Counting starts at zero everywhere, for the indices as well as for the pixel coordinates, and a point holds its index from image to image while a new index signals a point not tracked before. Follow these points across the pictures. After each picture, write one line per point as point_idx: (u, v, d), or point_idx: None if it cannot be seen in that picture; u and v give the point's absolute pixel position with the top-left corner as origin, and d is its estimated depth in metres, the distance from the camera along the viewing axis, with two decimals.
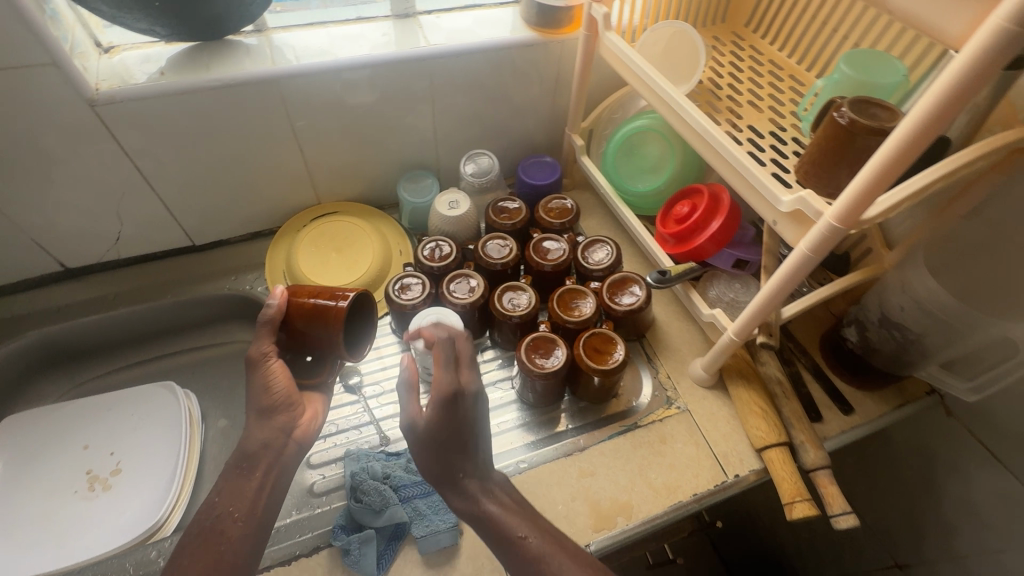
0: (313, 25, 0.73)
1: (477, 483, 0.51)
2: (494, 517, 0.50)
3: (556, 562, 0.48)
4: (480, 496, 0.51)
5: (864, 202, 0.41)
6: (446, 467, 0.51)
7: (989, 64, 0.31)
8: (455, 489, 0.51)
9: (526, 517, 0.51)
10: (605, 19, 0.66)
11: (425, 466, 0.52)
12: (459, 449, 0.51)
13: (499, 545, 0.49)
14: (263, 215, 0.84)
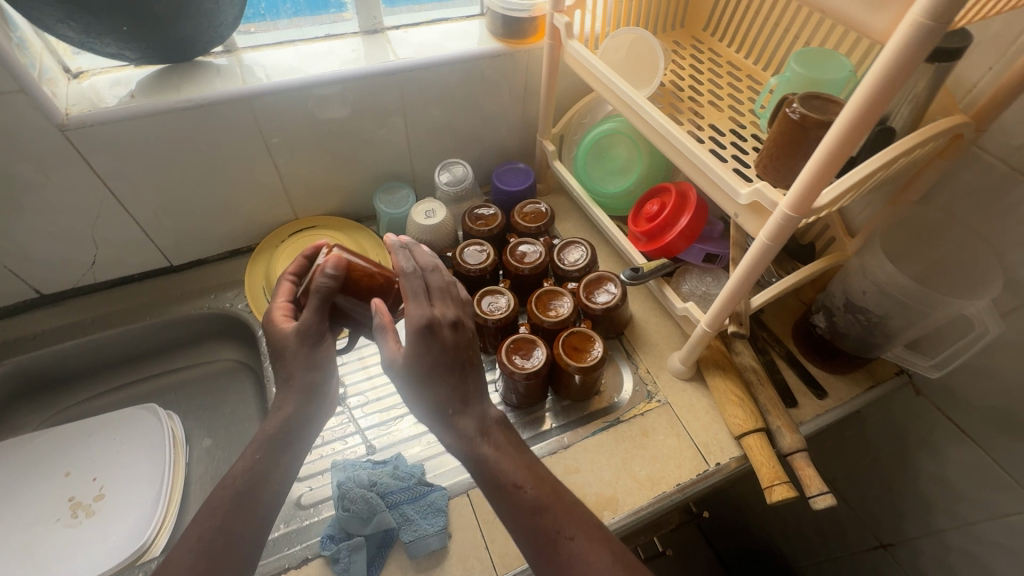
0: (282, 44, 0.75)
1: (469, 423, 0.50)
2: (488, 458, 0.50)
3: (554, 513, 0.48)
4: (471, 431, 0.50)
5: (814, 191, 0.43)
6: (430, 399, 0.50)
7: (911, 58, 0.34)
8: (446, 425, 0.50)
9: (522, 462, 0.50)
10: (567, 28, 0.69)
11: (410, 400, 0.51)
12: (442, 379, 0.50)
13: (493, 487, 0.49)
14: (240, 233, 0.85)
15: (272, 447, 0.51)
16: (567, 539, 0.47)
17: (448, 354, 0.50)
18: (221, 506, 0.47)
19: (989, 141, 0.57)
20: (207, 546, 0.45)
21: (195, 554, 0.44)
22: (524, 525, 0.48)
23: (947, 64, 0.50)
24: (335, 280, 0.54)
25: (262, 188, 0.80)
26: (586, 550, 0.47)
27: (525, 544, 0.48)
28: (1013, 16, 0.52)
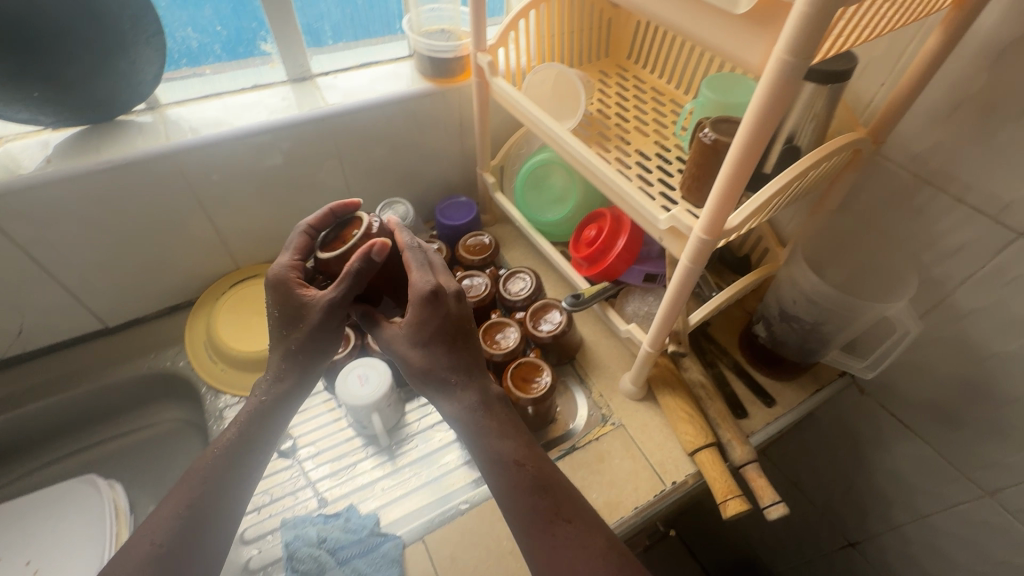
0: (207, 97, 0.74)
1: (471, 395, 0.52)
2: (485, 430, 0.52)
3: (550, 493, 0.50)
4: (470, 405, 0.52)
5: (723, 211, 0.45)
6: (435, 368, 0.51)
7: (782, 92, 0.35)
8: (449, 394, 0.52)
9: (522, 444, 0.52)
10: (491, 67, 0.70)
11: (412, 366, 0.52)
12: (446, 348, 0.52)
13: (492, 461, 0.51)
14: (179, 288, 0.83)
15: (263, 414, 0.54)
16: (560, 521, 0.49)
17: (452, 328, 0.52)
18: (209, 468, 0.51)
19: (891, 150, 0.61)
20: (192, 505, 0.49)
21: (180, 516, 0.48)
22: (520, 500, 0.49)
23: (839, 85, 0.53)
24: (375, 266, 0.49)
25: (198, 241, 0.79)
26: (577, 534, 0.48)
27: (518, 521, 0.49)
28: (895, 36, 0.55)
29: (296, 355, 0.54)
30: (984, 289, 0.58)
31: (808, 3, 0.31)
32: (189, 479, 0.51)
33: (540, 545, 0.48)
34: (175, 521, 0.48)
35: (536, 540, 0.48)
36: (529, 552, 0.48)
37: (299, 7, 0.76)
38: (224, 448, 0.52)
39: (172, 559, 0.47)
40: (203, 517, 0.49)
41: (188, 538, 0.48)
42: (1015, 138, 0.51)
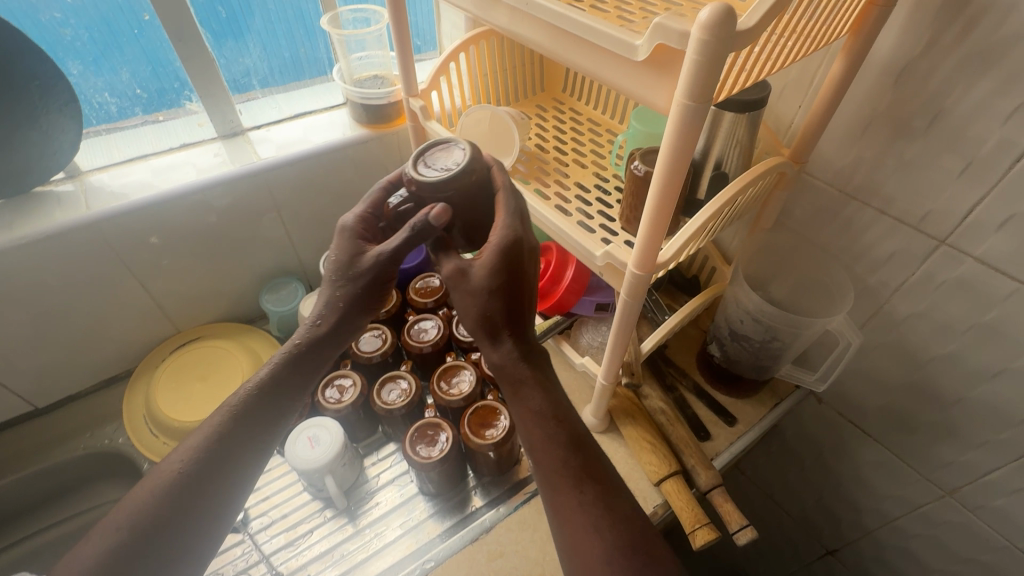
0: (132, 160, 0.72)
1: (518, 347, 0.47)
2: (523, 384, 0.47)
3: (584, 451, 0.46)
4: (511, 355, 0.47)
5: (653, 246, 0.46)
6: (493, 317, 0.47)
7: (689, 134, 0.36)
8: (495, 339, 0.48)
9: (559, 403, 0.47)
10: (423, 111, 0.71)
11: (470, 309, 0.47)
12: (510, 299, 0.47)
13: (529, 412, 0.47)
14: (115, 358, 0.79)
15: (299, 363, 0.51)
16: (588, 481, 0.45)
17: (524, 284, 0.47)
18: (234, 416, 0.48)
19: (815, 168, 0.63)
20: (207, 452, 0.46)
21: (194, 464, 0.46)
22: (551, 455, 0.45)
23: (756, 112, 0.54)
24: (428, 233, 0.47)
25: (130, 309, 0.75)
26: (603, 497, 0.44)
27: (544, 473, 0.46)
28: (805, 62, 0.58)
29: (340, 300, 0.51)
30: (916, 295, 0.60)
31: (697, 52, 0.32)
32: (209, 425, 0.48)
33: (562, 500, 0.44)
34: (187, 468, 0.45)
35: (559, 495, 0.44)
36: (549, 504, 0.45)
37: (223, 65, 0.74)
38: (256, 395, 0.49)
39: (179, 512, 0.44)
40: (221, 467, 0.46)
41: (200, 491, 0.45)
42: (925, 151, 0.53)
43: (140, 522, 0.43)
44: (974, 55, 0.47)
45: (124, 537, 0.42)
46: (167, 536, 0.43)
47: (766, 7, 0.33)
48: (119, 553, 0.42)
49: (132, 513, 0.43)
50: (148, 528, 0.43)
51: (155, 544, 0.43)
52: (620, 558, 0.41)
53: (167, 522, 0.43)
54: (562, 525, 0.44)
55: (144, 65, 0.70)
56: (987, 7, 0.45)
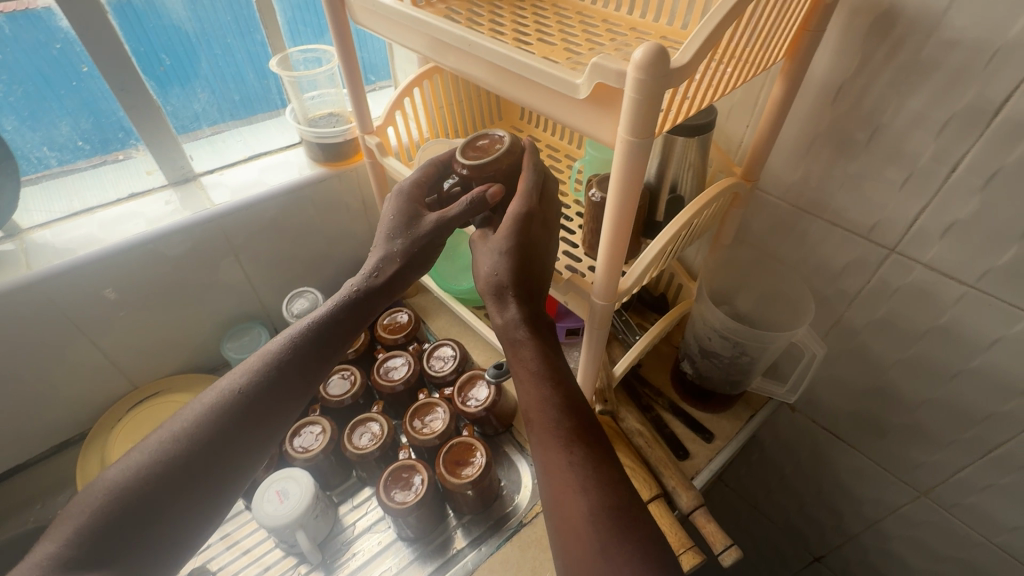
0: (75, 214, 0.69)
1: (521, 313, 0.49)
2: (521, 347, 0.49)
3: (580, 415, 0.46)
4: (515, 320, 0.49)
5: (612, 278, 0.46)
6: (504, 283, 0.49)
7: (636, 168, 0.37)
8: (503, 301, 0.50)
9: (557, 368, 0.48)
10: (380, 147, 0.70)
11: (489, 271, 0.50)
12: (529, 266, 0.50)
13: (528, 372, 0.48)
14: (66, 422, 0.75)
15: (353, 309, 0.53)
16: (580, 443, 0.44)
17: (543, 254, 0.51)
18: (288, 356, 0.50)
19: (767, 185, 0.64)
20: (257, 385, 0.48)
21: (241, 397, 0.47)
22: (544, 413, 0.46)
23: (705, 136, 0.56)
24: (484, 209, 0.51)
25: (80, 370, 0.71)
26: (593, 461, 0.43)
27: (538, 432, 0.46)
28: (748, 85, 0.59)
29: (397, 256, 0.53)
30: (874, 302, 0.61)
31: (635, 92, 0.32)
32: (255, 361, 0.50)
33: (552, 458, 0.44)
34: (236, 400, 0.47)
35: (550, 454, 0.44)
36: (540, 465, 0.45)
37: (170, 112, 0.73)
38: (307, 336, 0.51)
39: (223, 443, 0.46)
40: (273, 402, 0.48)
41: (248, 425, 0.47)
42: (868, 165, 0.55)
43: (184, 447, 0.45)
44: (904, 75, 0.49)
45: (169, 461, 0.44)
46: (210, 463, 0.45)
47: (698, 44, 0.34)
48: (159, 476, 0.43)
49: (175, 437, 0.45)
50: (191, 453, 0.44)
51: (198, 472, 0.44)
52: (605, 518, 0.40)
53: (212, 450, 0.45)
54: (550, 485, 0.43)
55: (85, 117, 0.68)
56: (911, 28, 0.47)
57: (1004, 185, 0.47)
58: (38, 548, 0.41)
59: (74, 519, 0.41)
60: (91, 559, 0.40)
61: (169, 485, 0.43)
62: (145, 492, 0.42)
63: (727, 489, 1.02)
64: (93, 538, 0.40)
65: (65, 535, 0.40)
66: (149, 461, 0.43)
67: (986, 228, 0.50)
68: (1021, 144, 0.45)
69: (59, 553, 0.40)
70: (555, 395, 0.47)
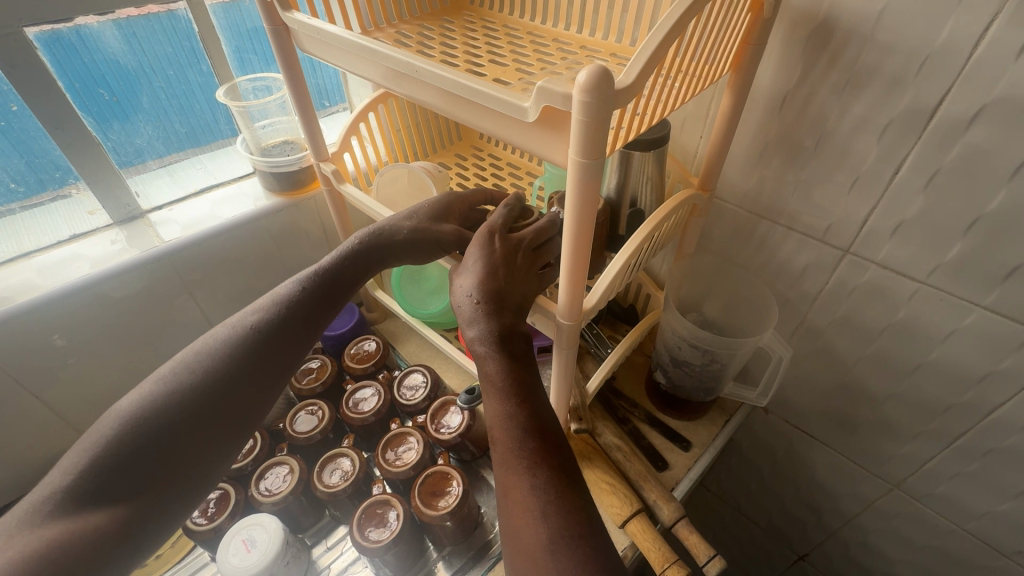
0: (14, 260, 0.66)
1: (488, 329, 0.48)
2: (487, 362, 0.48)
3: (547, 439, 0.44)
4: (483, 335, 0.48)
5: (575, 297, 0.46)
6: (474, 295, 0.48)
7: (590, 187, 0.36)
8: (476, 317, 0.48)
9: (522, 386, 0.47)
10: (336, 174, 0.68)
11: (466, 286, 0.49)
12: (507, 274, 0.50)
13: (494, 389, 0.47)
14: (8, 483, 0.69)
15: (359, 258, 0.56)
16: (544, 466, 0.43)
17: (523, 275, 0.51)
18: (299, 296, 0.53)
19: (724, 194, 0.65)
20: (268, 322, 0.51)
21: (253, 333, 0.50)
22: (507, 433, 0.44)
23: (660, 149, 0.56)
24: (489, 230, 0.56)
25: (20, 425, 0.66)
26: (556, 485, 0.41)
27: (501, 453, 0.44)
28: (698, 97, 0.60)
29: (405, 224, 0.57)
30: (835, 302, 0.63)
31: (582, 113, 0.32)
32: (268, 300, 0.52)
33: (514, 482, 0.42)
34: (248, 337, 0.49)
35: (511, 478, 0.42)
36: (502, 487, 0.43)
37: (112, 147, 0.70)
38: (317, 280, 0.54)
39: (231, 380, 0.47)
40: (282, 341, 0.50)
41: (262, 364, 0.49)
42: (818, 170, 0.56)
43: (198, 378, 0.46)
44: (845, 81, 0.50)
45: (184, 391, 0.45)
46: (224, 397, 0.46)
47: (642, 62, 0.34)
48: (176, 408, 0.44)
49: (189, 368, 0.46)
50: (205, 386, 0.46)
51: (213, 403, 0.46)
52: (564, 547, 0.38)
53: (226, 384, 0.47)
54: (510, 508, 0.41)
55: (16, 157, 0.64)
56: (847, 38, 0.48)
57: (945, 184, 0.49)
58: (48, 479, 0.41)
59: (86, 449, 0.41)
60: (102, 492, 0.40)
61: (184, 417, 0.44)
62: (162, 423, 0.43)
63: (709, 494, 1.03)
64: (110, 467, 0.41)
65: (77, 466, 0.41)
66: (162, 391, 0.45)
67: (932, 225, 0.51)
68: (956, 144, 0.47)
69: (72, 484, 0.40)
70: (520, 414, 0.46)
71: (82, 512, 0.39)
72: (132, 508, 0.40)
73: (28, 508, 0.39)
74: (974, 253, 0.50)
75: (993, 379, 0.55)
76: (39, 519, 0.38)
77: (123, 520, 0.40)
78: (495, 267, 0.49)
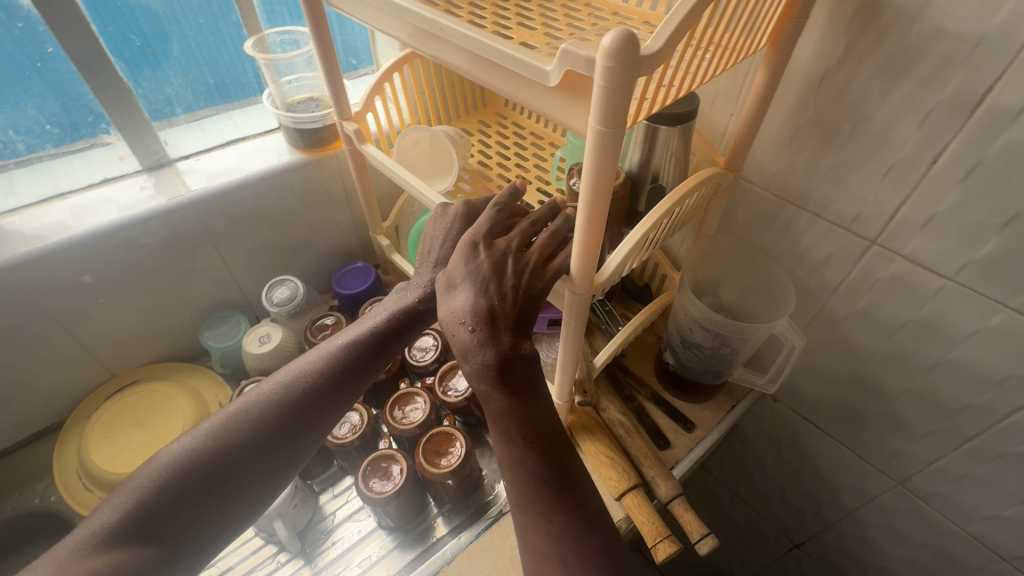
0: (48, 200, 0.68)
1: (488, 360, 0.47)
2: (491, 397, 0.47)
3: (561, 478, 0.46)
4: (484, 368, 0.47)
5: (588, 266, 0.46)
6: (469, 322, 0.47)
7: (610, 155, 0.36)
8: (474, 342, 0.47)
9: (529, 420, 0.47)
10: (358, 134, 0.68)
11: (470, 305, 0.48)
12: (500, 286, 0.48)
13: (499, 428, 0.47)
14: (44, 410, 0.74)
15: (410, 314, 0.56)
16: (559, 509, 0.45)
17: (522, 277, 0.49)
18: (345, 354, 0.54)
19: (751, 175, 0.63)
20: (315, 382, 0.52)
21: (300, 393, 0.51)
22: (519, 478, 0.46)
23: (687, 124, 0.55)
24: (507, 209, 0.54)
25: (54, 360, 0.70)
26: (572, 530, 0.44)
27: (515, 496, 0.47)
28: (732, 72, 0.58)
29: None
30: (855, 294, 0.61)
31: (605, 80, 0.32)
32: (316, 358, 0.53)
33: (529, 524, 0.45)
34: (295, 398, 0.51)
35: (528, 524, 0.45)
36: (520, 530, 0.46)
37: (143, 94, 0.71)
38: (366, 337, 0.55)
39: (275, 436, 0.49)
40: (330, 402, 0.52)
41: (304, 423, 0.51)
42: (851, 155, 0.54)
43: (245, 437, 0.48)
44: (888, 64, 0.48)
45: (232, 450, 0.47)
46: (272, 451, 0.49)
47: (671, 28, 0.33)
48: (219, 462, 0.46)
49: (237, 426, 0.48)
50: (251, 443, 0.48)
51: (266, 457, 0.48)
52: None
53: (272, 439, 0.49)
54: (530, 553, 0.45)
55: (52, 100, 0.67)
56: (897, 17, 0.45)
57: (985, 177, 0.47)
58: (95, 515, 0.42)
59: (134, 491, 0.43)
60: (139, 532, 0.42)
61: (228, 475, 0.46)
62: (205, 473, 0.45)
63: (710, 476, 1.04)
64: (152, 512, 0.43)
65: (124, 507, 0.42)
66: (208, 444, 0.46)
67: (966, 220, 0.49)
68: (1000, 137, 0.44)
69: (117, 524, 0.42)
70: (530, 451, 0.47)
71: (125, 546, 0.41)
72: (165, 548, 0.42)
73: (78, 541, 0.41)
74: (1008, 252, 0.48)
75: (1013, 384, 0.53)
76: (86, 552, 0.40)
77: (158, 560, 0.41)
78: (485, 280, 0.48)
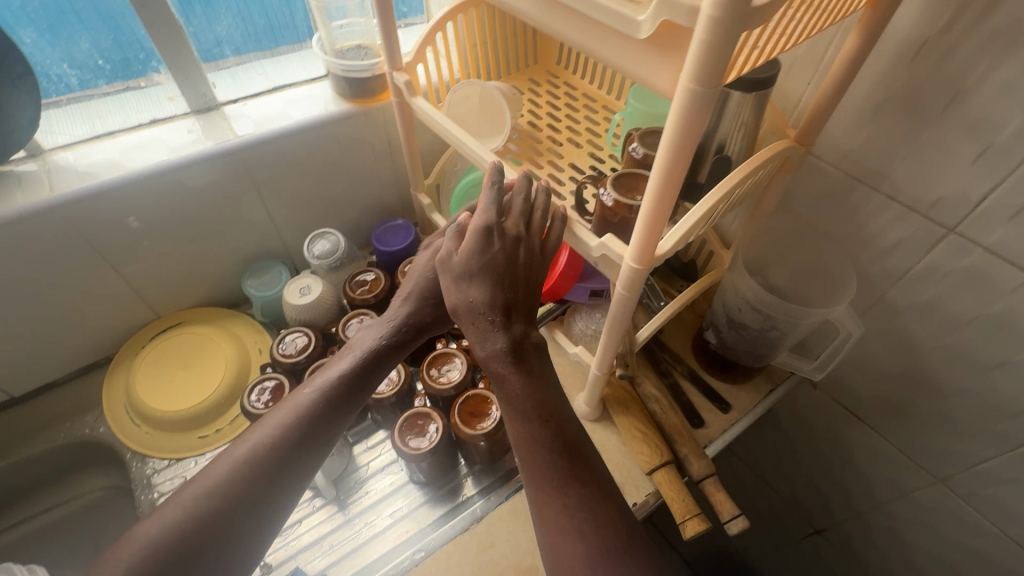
0: (97, 137, 0.68)
1: (503, 346, 0.47)
2: (507, 379, 0.47)
3: (573, 454, 0.46)
4: (500, 355, 0.47)
5: (651, 236, 0.43)
6: (486, 310, 0.48)
7: (698, 117, 0.33)
8: (493, 327, 0.48)
9: (541, 400, 0.47)
10: (408, 86, 0.66)
11: (490, 293, 0.48)
12: (513, 276, 0.50)
13: (511, 410, 0.47)
14: (96, 345, 0.77)
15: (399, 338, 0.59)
16: (575, 483, 0.45)
17: (529, 267, 0.51)
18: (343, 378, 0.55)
19: (822, 150, 0.60)
20: (318, 407, 0.53)
21: (305, 417, 0.52)
22: (534, 457, 0.46)
23: (763, 91, 0.51)
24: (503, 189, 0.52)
25: (106, 297, 0.72)
26: (589, 501, 0.44)
27: (531, 476, 0.46)
28: (817, 36, 0.54)
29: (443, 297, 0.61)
30: (921, 285, 0.58)
31: (708, 31, 0.29)
32: (319, 382, 0.55)
33: (547, 500, 0.45)
34: (298, 425, 0.51)
35: (544, 498, 0.45)
36: (538, 511, 0.45)
37: (193, 32, 0.71)
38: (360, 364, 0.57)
39: (284, 461, 0.50)
40: (338, 415, 0.54)
41: (312, 441, 0.52)
42: (939, 136, 0.50)
43: (252, 469, 0.48)
44: (1000, 36, 0.43)
45: (243, 482, 0.48)
46: (283, 475, 0.49)
47: None
48: (231, 494, 0.47)
49: (244, 460, 0.48)
50: (260, 473, 0.48)
51: (279, 477, 0.49)
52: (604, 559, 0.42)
53: (281, 464, 0.49)
54: (549, 531, 0.44)
55: (104, 32, 0.66)
56: None
57: None
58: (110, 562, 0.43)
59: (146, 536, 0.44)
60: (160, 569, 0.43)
61: (241, 506, 0.47)
62: (217, 510, 0.46)
63: (735, 457, 1.03)
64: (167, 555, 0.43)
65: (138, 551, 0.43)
66: (220, 482, 0.47)
67: None
68: None
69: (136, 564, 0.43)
70: (545, 430, 0.46)
71: None
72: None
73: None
74: None
75: None
76: None
77: None
78: (500, 271, 0.49)
